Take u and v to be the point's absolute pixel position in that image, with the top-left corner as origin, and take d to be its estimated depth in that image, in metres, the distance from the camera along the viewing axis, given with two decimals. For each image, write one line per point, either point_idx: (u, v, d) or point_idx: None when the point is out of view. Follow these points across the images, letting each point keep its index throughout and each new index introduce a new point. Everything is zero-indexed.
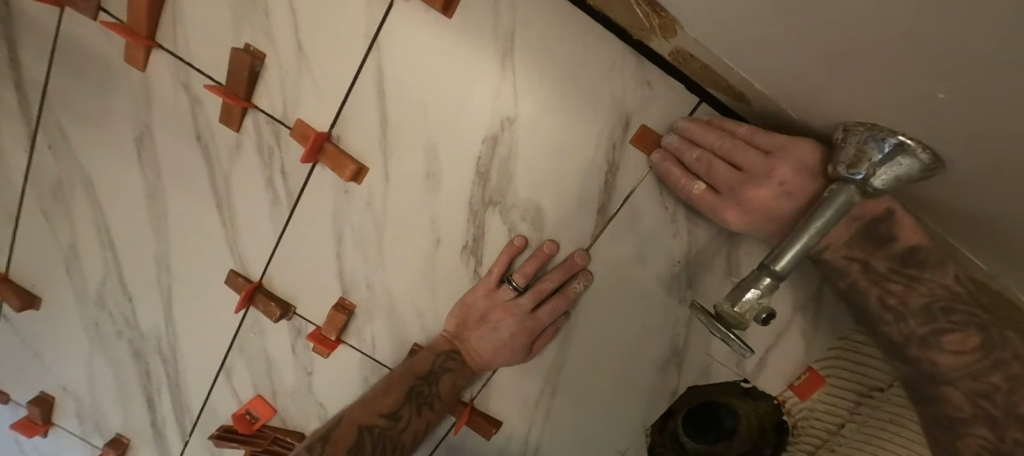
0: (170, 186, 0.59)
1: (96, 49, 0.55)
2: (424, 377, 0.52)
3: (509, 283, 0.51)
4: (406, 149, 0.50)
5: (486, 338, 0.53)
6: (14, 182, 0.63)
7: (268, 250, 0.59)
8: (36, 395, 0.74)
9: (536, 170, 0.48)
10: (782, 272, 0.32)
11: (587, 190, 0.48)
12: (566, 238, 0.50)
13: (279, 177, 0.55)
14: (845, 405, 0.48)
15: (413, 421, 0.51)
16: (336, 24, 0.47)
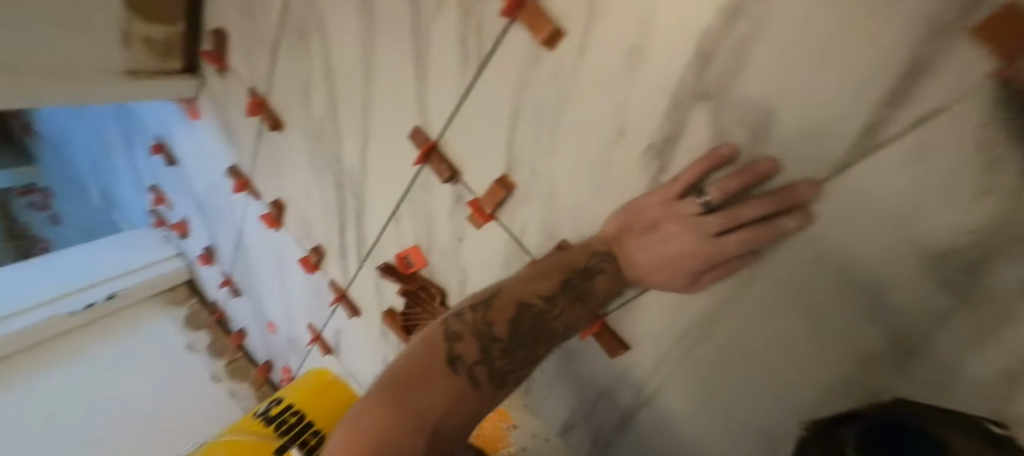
0: (380, 35, 0.63)
1: None
2: (581, 271, 0.49)
3: (698, 195, 0.43)
4: (614, 15, 0.43)
5: (653, 249, 0.47)
6: (276, 18, 0.75)
7: (450, 113, 0.61)
8: (273, 200, 0.97)
9: (779, 61, 0.36)
10: None
11: (848, 102, 0.35)
12: (791, 160, 0.39)
13: (473, 36, 0.54)
14: None
15: (568, 312, 0.46)
16: None
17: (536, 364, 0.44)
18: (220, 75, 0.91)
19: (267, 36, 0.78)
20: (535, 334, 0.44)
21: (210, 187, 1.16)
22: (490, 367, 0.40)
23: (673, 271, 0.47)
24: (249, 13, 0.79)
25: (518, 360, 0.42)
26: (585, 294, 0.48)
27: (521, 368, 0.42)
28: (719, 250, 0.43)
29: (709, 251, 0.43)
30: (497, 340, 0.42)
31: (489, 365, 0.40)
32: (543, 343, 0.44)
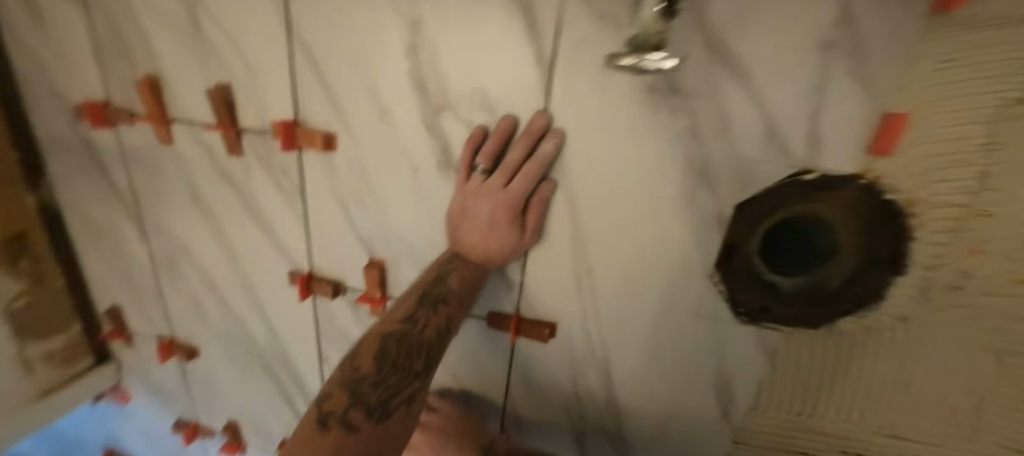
0: (224, 218, 0.69)
1: (138, 141, 0.69)
2: (433, 280, 0.55)
3: (476, 169, 0.53)
4: (353, 103, 0.57)
5: (474, 229, 0.55)
6: (144, 264, 0.80)
7: (304, 243, 0.67)
8: (226, 424, 0.96)
9: (458, 57, 0.51)
10: None
11: (517, 45, 0.49)
12: (520, 108, 0.52)
13: (282, 175, 0.64)
14: None
15: (432, 320, 0.53)
16: (260, 34, 0.57)
17: (417, 378, 0.50)
18: (130, 345, 0.94)
19: (146, 289, 0.82)
20: (405, 353, 0.50)
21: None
22: (366, 405, 0.46)
23: (500, 233, 0.54)
24: (120, 282, 0.84)
25: (390, 384, 0.48)
26: (442, 298, 0.54)
27: (395, 391, 0.48)
28: (514, 193, 0.52)
29: (507, 199, 0.52)
30: (366, 378, 0.48)
31: (363, 402, 0.46)
32: (416, 357, 0.51)
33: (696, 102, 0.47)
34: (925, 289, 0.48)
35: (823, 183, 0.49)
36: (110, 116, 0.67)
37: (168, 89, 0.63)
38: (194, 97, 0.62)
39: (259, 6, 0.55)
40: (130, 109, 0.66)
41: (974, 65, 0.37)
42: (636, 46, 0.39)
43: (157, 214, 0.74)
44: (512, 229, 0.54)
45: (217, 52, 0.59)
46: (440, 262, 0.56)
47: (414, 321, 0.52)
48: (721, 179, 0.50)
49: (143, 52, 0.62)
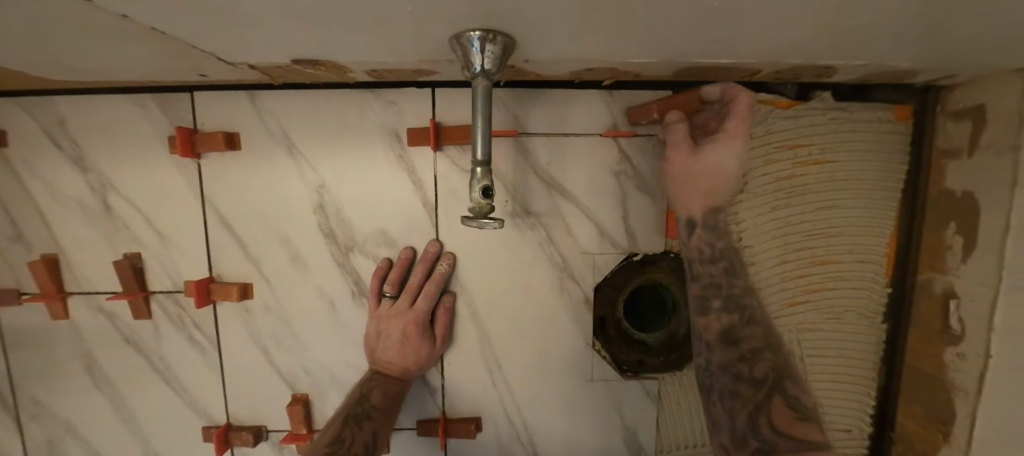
0: (127, 389, 0.68)
1: (27, 323, 0.67)
2: (358, 397, 0.61)
3: (385, 296, 0.64)
4: (266, 253, 0.65)
5: (388, 347, 0.63)
6: None
7: (220, 391, 0.68)
8: None
9: (360, 207, 0.64)
10: (484, 159, 0.46)
11: (406, 193, 0.64)
12: (416, 238, 0.65)
13: (196, 330, 0.66)
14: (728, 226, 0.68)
15: (357, 435, 0.58)
16: (174, 207, 0.64)
17: None
18: None
19: None
20: None
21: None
22: None
23: (409, 346, 0.62)
24: None
25: None
26: (365, 412, 0.59)
27: None
28: (421, 309, 0.63)
29: (411, 317, 0.63)
30: None
31: None
32: None
33: (544, 217, 0.66)
34: None
35: (647, 259, 0.68)
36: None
37: (70, 267, 0.65)
38: (98, 270, 0.65)
39: (175, 184, 0.64)
40: (19, 292, 0.65)
41: None
42: (474, 213, 0.47)
43: (40, 397, 0.68)
44: (421, 341, 0.63)
45: (127, 228, 0.64)
46: (363, 381, 0.63)
47: (340, 440, 0.56)
48: (577, 268, 0.67)
49: (43, 234, 0.65)
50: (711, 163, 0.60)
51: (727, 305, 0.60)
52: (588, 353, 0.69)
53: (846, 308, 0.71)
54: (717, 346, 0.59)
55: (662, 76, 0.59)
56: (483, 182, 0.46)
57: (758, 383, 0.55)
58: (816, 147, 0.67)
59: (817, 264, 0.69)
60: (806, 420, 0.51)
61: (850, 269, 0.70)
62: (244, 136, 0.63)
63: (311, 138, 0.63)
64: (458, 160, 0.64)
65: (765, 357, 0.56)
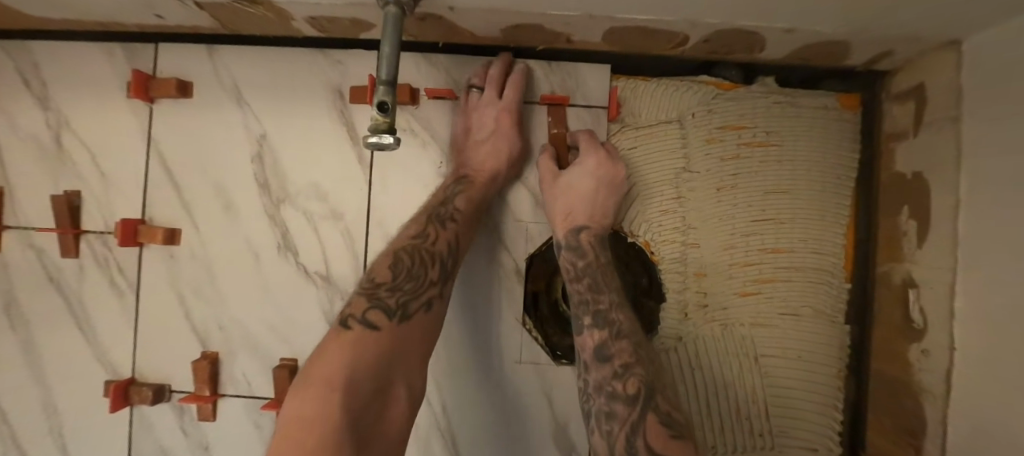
0: (40, 333, 0.66)
1: None
2: (425, 269, 0.58)
3: (472, 88, 0.63)
4: (200, 199, 0.65)
5: (489, 129, 0.62)
6: None
7: (132, 342, 0.65)
8: None
9: (296, 160, 0.65)
10: (388, 78, 0.46)
11: (343, 149, 0.65)
12: (347, 194, 0.65)
13: (119, 273, 0.65)
14: (672, 204, 0.65)
15: (410, 328, 0.55)
16: (121, 149, 0.66)
17: (433, 282, 0.59)
18: None
19: None
20: (416, 263, 0.58)
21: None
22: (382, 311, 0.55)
23: (465, 222, 0.61)
24: None
25: (407, 288, 0.57)
26: (434, 296, 0.58)
27: (417, 294, 0.57)
28: (516, 94, 0.62)
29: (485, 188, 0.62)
30: (382, 285, 0.57)
31: (380, 306, 0.55)
32: (430, 266, 0.59)
33: None
34: (683, 307, 0.65)
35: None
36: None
37: (12, 202, 0.66)
38: (38, 205, 0.66)
39: (125, 128, 0.66)
40: None
41: (647, 160, 0.66)
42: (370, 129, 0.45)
43: None
44: (512, 134, 0.63)
45: (73, 168, 0.66)
46: (407, 254, 0.59)
47: (427, 235, 0.60)
48: (511, 237, 0.65)
49: None
50: (566, 191, 0.61)
51: (596, 320, 0.57)
52: (516, 332, 0.64)
53: (802, 304, 0.65)
54: (593, 364, 0.56)
55: (595, 43, 0.61)
56: (382, 97, 0.45)
57: (631, 398, 0.50)
58: (760, 130, 0.66)
59: (768, 251, 0.65)
60: (677, 439, 0.46)
61: (804, 259, 0.65)
62: (198, 86, 0.66)
63: (259, 90, 0.66)
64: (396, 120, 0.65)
65: (636, 370, 0.53)
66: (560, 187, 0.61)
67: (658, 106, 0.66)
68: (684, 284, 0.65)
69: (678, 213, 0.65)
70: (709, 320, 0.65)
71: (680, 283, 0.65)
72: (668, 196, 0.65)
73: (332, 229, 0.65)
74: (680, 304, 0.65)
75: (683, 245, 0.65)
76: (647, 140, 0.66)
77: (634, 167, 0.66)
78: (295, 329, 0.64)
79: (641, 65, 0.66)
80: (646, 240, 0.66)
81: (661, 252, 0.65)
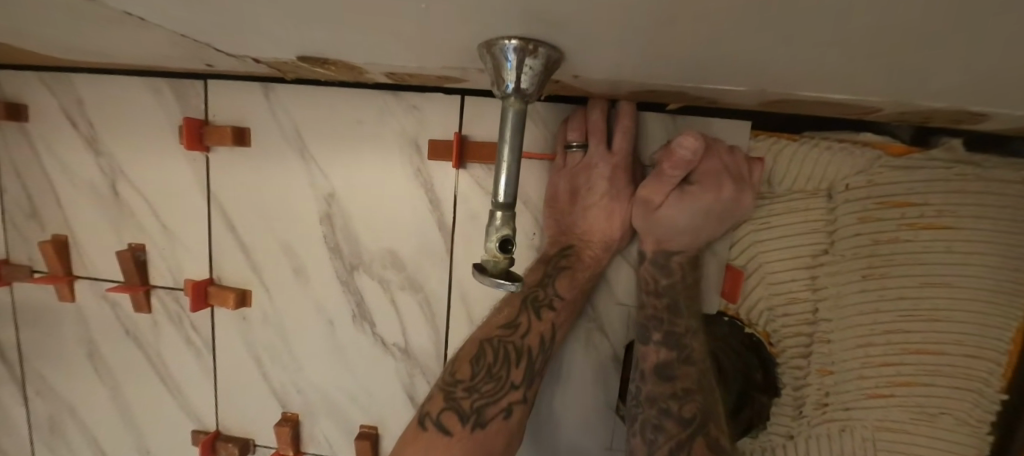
0: (124, 380, 0.65)
1: (36, 300, 0.65)
2: (507, 370, 0.51)
3: (572, 146, 0.52)
4: (268, 259, 0.60)
5: (596, 196, 0.53)
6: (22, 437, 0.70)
7: (212, 397, 0.64)
8: None
9: (368, 222, 0.58)
10: (508, 202, 0.37)
11: (419, 211, 0.57)
12: (426, 263, 0.58)
13: (193, 330, 0.63)
14: (805, 292, 0.56)
15: (490, 442, 0.49)
16: (180, 199, 0.60)
17: (515, 385, 0.51)
18: None
19: None
20: (500, 360, 0.51)
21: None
22: (459, 408, 0.49)
23: (565, 310, 0.54)
24: None
25: (484, 391, 0.50)
26: (516, 401, 0.51)
27: (498, 397, 0.50)
28: (621, 157, 0.51)
29: (590, 268, 0.54)
30: (461, 382, 0.51)
31: (456, 405, 0.50)
32: (513, 365, 0.51)
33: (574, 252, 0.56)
34: (799, 404, 0.58)
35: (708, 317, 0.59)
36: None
37: (78, 251, 0.63)
38: (104, 257, 0.62)
39: (182, 177, 0.60)
40: (32, 269, 0.64)
41: (780, 240, 0.55)
42: (486, 268, 0.38)
43: (43, 373, 0.67)
44: (621, 195, 0.53)
45: (134, 218, 0.61)
46: (491, 349, 0.51)
47: (516, 325, 0.52)
48: (609, 319, 0.58)
49: (56, 213, 0.63)
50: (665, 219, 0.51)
51: (666, 339, 0.53)
52: (609, 417, 0.59)
53: (942, 411, 0.56)
54: (651, 376, 0.52)
55: (743, 105, 0.48)
56: (501, 233, 0.37)
57: (686, 421, 0.50)
58: (930, 208, 0.53)
59: (911, 352, 0.55)
60: None
61: (955, 363, 0.55)
62: (256, 132, 0.58)
63: (324, 140, 0.57)
64: (482, 181, 0.55)
65: (696, 396, 0.51)
66: (659, 217, 0.51)
67: (804, 175, 0.53)
68: (803, 380, 0.58)
69: (809, 303, 0.56)
70: (827, 420, 0.58)
71: (798, 378, 0.58)
72: (800, 283, 0.55)
73: (409, 301, 0.59)
74: (795, 400, 0.58)
75: (810, 338, 0.57)
76: (783, 215, 0.55)
77: (764, 248, 0.55)
78: (374, 398, 0.61)
79: (789, 121, 0.52)
80: (766, 331, 0.57)
81: (781, 345, 0.57)
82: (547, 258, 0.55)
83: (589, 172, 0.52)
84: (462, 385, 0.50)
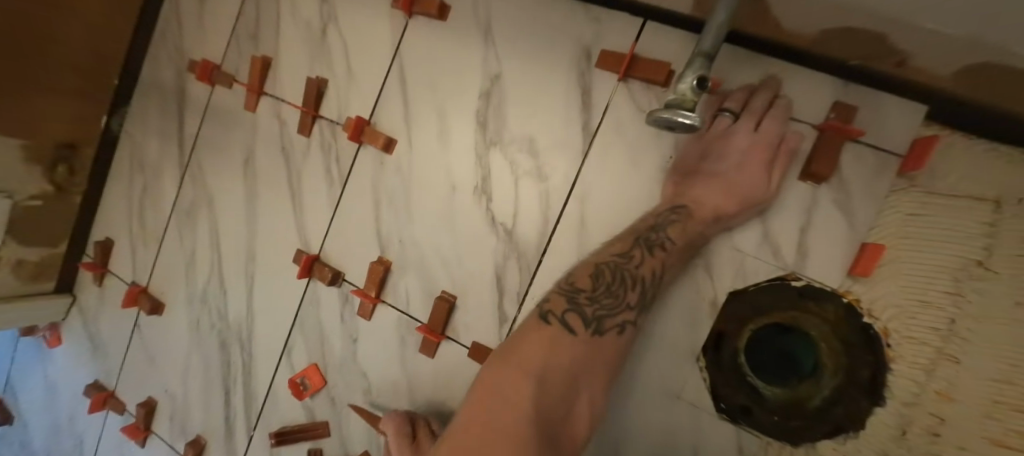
0: (263, 187, 0.75)
1: (224, 104, 0.78)
2: (625, 291, 0.49)
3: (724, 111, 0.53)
4: (421, 118, 0.67)
5: (727, 159, 0.52)
6: (164, 179, 0.82)
7: (326, 223, 0.71)
8: (143, 400, 0.85)
9: (522, 107, 0.62)
10: (710, 50, 0.36)
11: (570, 114, 0.60)
12: (559, 158, 0.60)
13: (334, 162, 0.71)
14: (952, 284, 0.50)
15: (603, 358, 0.48)
16: (370, 56, 0.70)
17: (630, 307, 0.49)
18: (99, 283, 0.88)
19: (152, 234, 0.83)
20: (618, 281, 0.49)
21: (59, 418, 0.98)
22: (582, 313, 0.48)
23: (676, 255, 0.52)
24: (131, 219, 0.85)
25: (607, 304, 0.48)
26: (629, 321, 0.49)
27: (613, 313, 0.48)
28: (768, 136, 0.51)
29: (705, 224, 0.51)
30: (583, 291, 0.49)
31: (578, 310, 0.48)
32: (630, 288, 0.49)
33: None
34: (902, 426, 0.52)
35: (806, 292, 0.54)
36: (214, 76, 0.78)
37: (272, 77, 0.75)
38: (291, 85, 0.74)
39: (377, 33, 0.70)
40: (235, 80, 0.77)
41: (929, 241, 0.51)
42: (670, 105, 0.36)
43: (204, 167, 0.79)
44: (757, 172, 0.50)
45: (326, 54, 0.72)
46: (610, 271, 0.50)
47: (628, 256, 0.50)
48: (737, 269, 0.56)
49: (271, 40, 0.76)
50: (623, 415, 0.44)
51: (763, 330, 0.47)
52: (690, 369, 0.59)
53: None
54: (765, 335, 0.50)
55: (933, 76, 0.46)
56: (701, 73, 0.36)
57: None
58: None
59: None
60: None
61: None
62: (455, 10, 0.66)
63: (509, 30, 0.63)
64: (639, 98, 0.56)
65: None
66: None
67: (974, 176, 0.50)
68: (916, 402, 0.52)
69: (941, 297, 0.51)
70: None
71: (911, 395, 0.52)
72: (922, 291, 0.51)
73: (530, 189, 0.62)
74: (900, 419, 0.52)
75: (935, 355, 0.51)
76: (934, 213, 0.51)
77: (908, 243, 0.52)
78: (464, 270, 0.64)
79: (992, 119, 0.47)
80: (885, 328, 0.53)
81: (900, 350, 0.52)
82: (659, 211, 0.53)
83: (727, 140, 0.52)
84: (581, 290, 0.49)
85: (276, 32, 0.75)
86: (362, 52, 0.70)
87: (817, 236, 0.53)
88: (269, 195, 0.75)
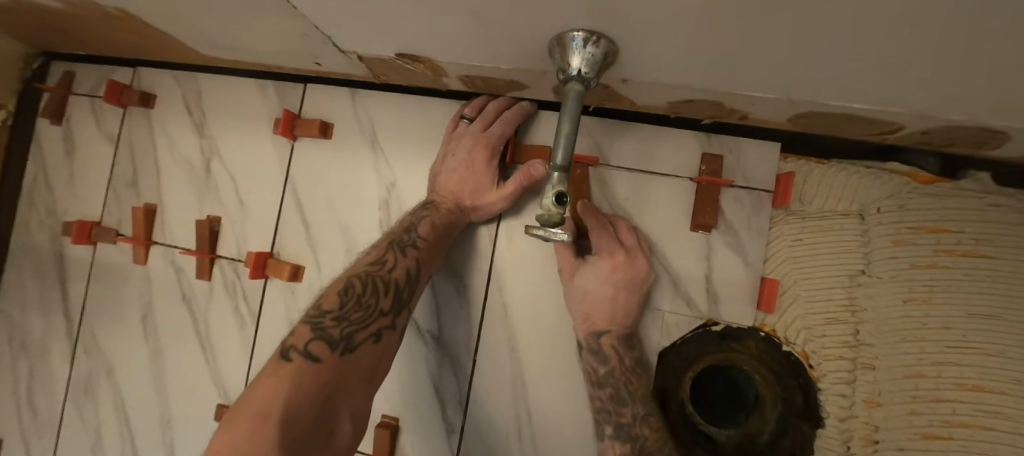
0: (167, 342, 0.69)
1: (109, 261, 0.72)
2: (377, 299, 0.53)
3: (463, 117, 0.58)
4: (324, 236, 0.65)
5: (451, 167, 0.58)
6: (53, 357, 0.74)
7: (243, 367, 0.66)
8: None
9: None
10: (563, 165, 0.41)
11: None
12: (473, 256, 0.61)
13: (242, 301, 0.67)
14: (845, 295, 0.55)
15: (360, 365, 0.50)
16: (261, 184, 0.68)
17: (383, 313, 0.53)
18: None
19: (46, 422, 0.73)
20: (369, 291, 0.53)
21: None
22: (328, 337, 0.49)
23: (428, 251, 0.57)
24: (18, 411, 0.75)
25: (354, 319, 0.51)
26: (385, 328, 0.53)
27: (364, 325, 0.51)
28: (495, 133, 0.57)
29: (446, 217, 0.58)
30: (328, 313, 0.51)
31: (324, 334, 0.49)
32: (383, 295, 0.54)
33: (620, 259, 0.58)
34: (847, 441, 0.54)
35: (727, 333, 0.57)
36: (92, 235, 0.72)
37: (161, 224, 0.71)
38: (182, 228, 0.70)
39: (265, 161, 0.68)
40: (118, 233, 0.72)
41: (816, 260, 0.56)
42: (541, 220, 0.40)
43: (97, 332, 0.72)
44: (474, 172, 0.57)
45: (215, 190, 0.70)
46: (361, 281, 0.54)
47: (382, 261, 0.56)
48: (660, 325, 0.57)
49: (152, 185, 0.72)
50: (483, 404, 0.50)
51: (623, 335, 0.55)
52: None
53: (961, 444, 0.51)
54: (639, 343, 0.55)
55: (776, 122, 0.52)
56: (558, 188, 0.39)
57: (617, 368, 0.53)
58: (968, 236, 0.53)
59: (925, 400, 0.53)
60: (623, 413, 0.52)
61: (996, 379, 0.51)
62: (338, 127, 0.66)
63: (395, 138, 0.64)
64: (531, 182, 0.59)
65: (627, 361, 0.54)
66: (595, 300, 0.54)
67: (835, 196, 0.56)
68: (848, 410, 0.55)
69: (839, 309, 0.55)
70: None
71: (844, 408, 0.55)
72: (823, 308, 0.55)
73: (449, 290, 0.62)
74: (844, 433, 0.54)
75: (853, 364, 0.55)
76: (813, 235, 0.56)
77: (802, 267, 0.56)
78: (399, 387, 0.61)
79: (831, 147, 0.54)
80: (805, 351, 0.56)
81: (822, 368, 0.55)
82: (414, 210, 0.60)
83: (459, 139, 0.58)
84: (324, 306, 0.52)
85: (156, 176, 0.72)
86: (252, 182, 0.69)
87: (722, 279, 0.56)
88: (175, 348, 0.69)
